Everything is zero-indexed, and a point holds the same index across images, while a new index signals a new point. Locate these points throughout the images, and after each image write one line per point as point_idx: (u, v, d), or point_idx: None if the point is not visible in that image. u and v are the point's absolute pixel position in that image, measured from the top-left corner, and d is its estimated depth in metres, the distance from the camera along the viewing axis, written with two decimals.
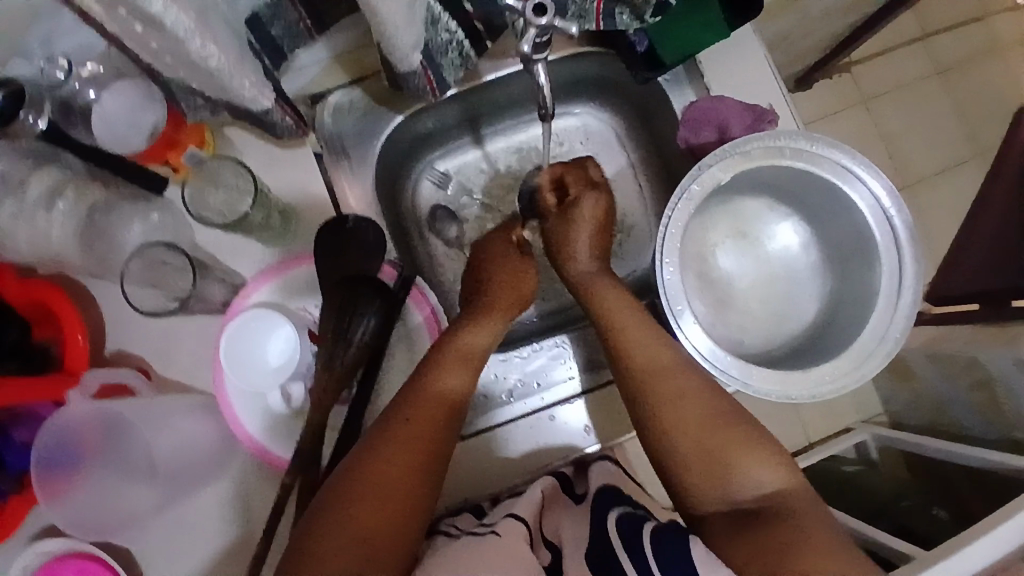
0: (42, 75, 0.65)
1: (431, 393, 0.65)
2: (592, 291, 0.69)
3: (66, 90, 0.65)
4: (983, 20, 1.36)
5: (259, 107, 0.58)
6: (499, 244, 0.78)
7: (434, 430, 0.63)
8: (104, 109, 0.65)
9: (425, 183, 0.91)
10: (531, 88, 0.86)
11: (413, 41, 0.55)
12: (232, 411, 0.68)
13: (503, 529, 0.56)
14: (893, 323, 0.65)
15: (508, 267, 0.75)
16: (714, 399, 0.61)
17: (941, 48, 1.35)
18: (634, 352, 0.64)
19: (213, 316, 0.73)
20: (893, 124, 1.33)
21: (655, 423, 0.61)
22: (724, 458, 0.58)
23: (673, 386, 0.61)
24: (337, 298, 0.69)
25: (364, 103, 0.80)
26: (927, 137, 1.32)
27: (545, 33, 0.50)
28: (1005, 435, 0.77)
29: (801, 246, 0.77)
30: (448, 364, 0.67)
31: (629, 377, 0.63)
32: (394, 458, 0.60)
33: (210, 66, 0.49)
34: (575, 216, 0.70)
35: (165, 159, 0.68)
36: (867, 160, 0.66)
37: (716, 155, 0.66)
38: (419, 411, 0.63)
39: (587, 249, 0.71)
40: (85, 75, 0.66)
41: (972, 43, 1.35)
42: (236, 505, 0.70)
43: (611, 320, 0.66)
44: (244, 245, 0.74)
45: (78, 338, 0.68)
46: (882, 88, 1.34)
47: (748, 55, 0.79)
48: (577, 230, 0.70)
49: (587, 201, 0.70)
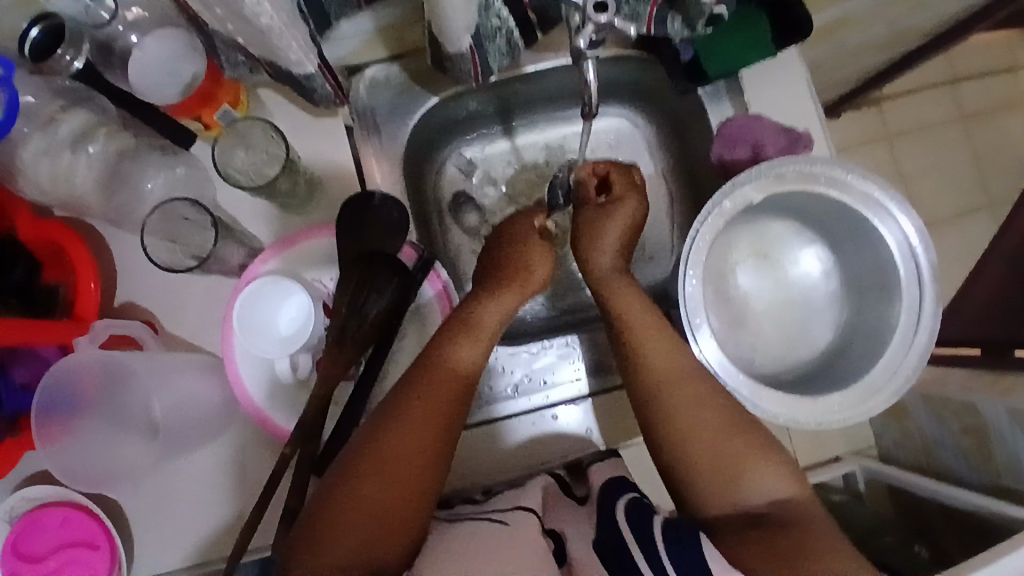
0: (86, 12, 0.62)
1: (443, 375, 0.66)
2: (613, 288, 0.69)
3: (109, 31, 0.64)
4: (1012, 72, 1.35)
5: (301, 71, 0.57)
6: (523, 226, 0.75)
7: (442, 412, 0.64)
8: (143, 53, 0.65)
9: (449, 167, 0.91)
10: (568, 84, 0.86)
11: (465, 24, 0.54)
12: (239, 375, 0.68)
13: (514, 519, 0.61)
14: (906, 359, 0.65)
15: (534, 253, 0.73)
16: (729, 409, 0.62)
17: (971, 93, 1.35)
18: (651, 362, 0.65)
19: (228, 278, 0.73)
20: (915, 164, 1.33)
21: (667, 425, 0.62)
22: (732, 467, 0.60)
23: (690, 392, 0.63)
24: (356, 274, 0.68)
25: (400, 79, 0.79)
26: (945, 180, 1.33)
27: (604, 30, 0.49)
28: (990, 481, 0.76)
29: (822, 274, 0.77)
30: (461, 345, 0.67)
31: (643, 388, 0.64)
32: (403, 440, 0.62)
33: (261, 23, 0.47)
34: (614, 213, 0.70)
35: (198, 115, 0.67)
36: (902, 196, 0.66)
37: (752, 173, 0.65)
38: (428, 393, 0.64)
39: (615, 248, 0.71)
40: (129, 19, 0.65)
41: (1002, 92, 1.35)
42: (231, 468, 0.70)
43: (631, 322, 0.67)
44: (265, 211, 0.74)
45: (90, 283, 0.68)
46: (909, 125, 1.34)
47: (790, 76, 0.78)
48: (611, 226, 0.70)
49: (625, 201, 0.71)
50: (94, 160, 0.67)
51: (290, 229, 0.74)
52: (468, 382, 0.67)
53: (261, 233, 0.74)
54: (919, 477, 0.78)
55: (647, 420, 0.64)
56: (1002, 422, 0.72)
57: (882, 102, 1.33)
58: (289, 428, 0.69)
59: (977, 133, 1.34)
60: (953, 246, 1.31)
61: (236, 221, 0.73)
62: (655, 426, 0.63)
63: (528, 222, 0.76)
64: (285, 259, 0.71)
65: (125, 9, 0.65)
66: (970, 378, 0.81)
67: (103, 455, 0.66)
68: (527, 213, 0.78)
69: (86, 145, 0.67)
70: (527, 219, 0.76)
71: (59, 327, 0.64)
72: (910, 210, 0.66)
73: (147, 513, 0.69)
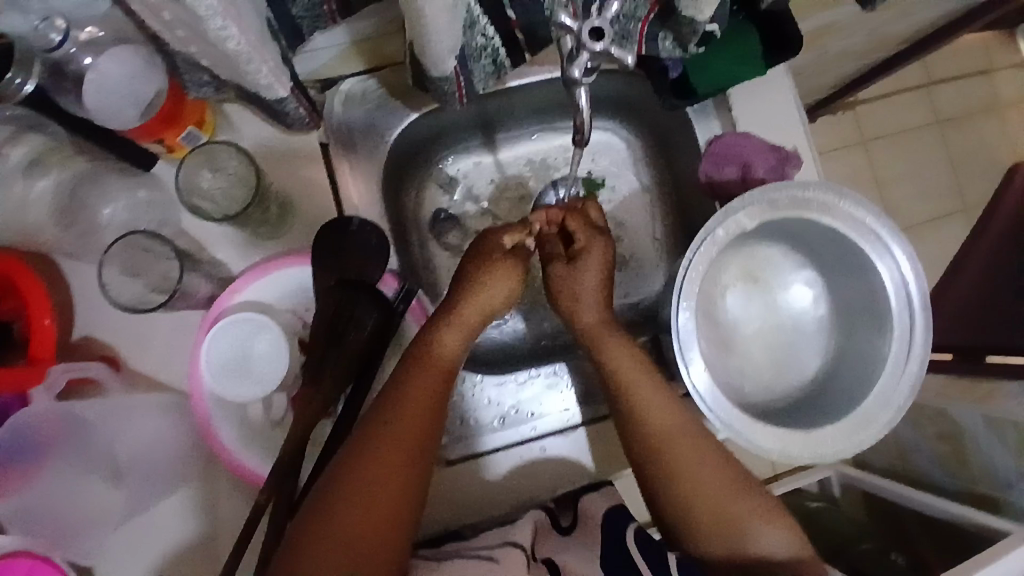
0: (34, 32, 0.53)
1: (416, 395, 0.61)
2: (598, 343, 0.66)
3: (59, 53, 0.55)
4: (987, 75, 1.37)
5: (273, 95, 0.53)
6: (491, 247, 0.66)
7: (416, 439, 0.60)
8: (102, 77, 0.57)
9: (430, 184, 0.85)
10: (551, 97, 0.82)
11: (450, 47, 0.51)
12: (207, 417, 0.63)
13: (502, 555, 0.59)
14: (898, 389, 0.64)
15: (493, 282, 0.64)
16: (722, 468, 0.63)
17: (944, 99, 1.35)
18: (639, 422, 0.64)
19: (195, 311, 0.68)
20: (892, 168, 1.33)
21: (662, 488, 0.62)
22: (727, 515, 0.61)
23: (684, 455, 0.62)
24: (331, 309, 0.64)
25: (378, 93, 0.74)
26: (920, 185, 1.34)
27: (598, 58, 0.47)
28: (966, 487, 0.78)
29: (812, 300, 0.75)
30: (429, 367, 0.62)
31: (638, 444, 0.64)
32: (376, 470, 0.58)
33: (228, 49, 0.43)
34: (584, 267, 0.66)
35: (161, 138, 0.61)
36: (899, 230, 0.65)
37: (745, 200, 0.64)
38: (400, 417, 0.60)
39: (595, 300, 0.67)
40: (81, 39, 0.56)
41: (974, 98, 1.36)
42: (200, 516, 0.65)
43: (622, 377, 0.64)
44: (234, 237, 0.69)
45: (44, 321, 0.60)
46: (883, 129, 1.33)
47: (778, 93, 0.77)
48: (582, 282, 0.66)
49: (591, 256, 0.66)
50: (57, 190, 0.66)
51: (258, 254, 0.70)
52: (441, 404, 0.62)
53: (229, 260, 0.69)
54: (896, 484, 0.79)
55: (643, 479, 0.64)
56: (979, 429, 0.74)
57: (859, 107, 1.32)
58: (263, 473, 0.64)
59: (951, 134, 1.35)
60: (930, 251, 1.32)
61: (203, 247, 0.68)
62: (650, 487, 0.63)
63: (497, 242, 0.66)
64: (256, 289, 0.67)
65: (77, 28, 0.56)
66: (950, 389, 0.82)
67: (68, 505, 0.63)
68: (500, 228, 0.68)
69: (50, 177, 0.65)
70: (497, 238, 0.66)
71: (17, 373, 0.58)
72: (906, 244, 0.65)
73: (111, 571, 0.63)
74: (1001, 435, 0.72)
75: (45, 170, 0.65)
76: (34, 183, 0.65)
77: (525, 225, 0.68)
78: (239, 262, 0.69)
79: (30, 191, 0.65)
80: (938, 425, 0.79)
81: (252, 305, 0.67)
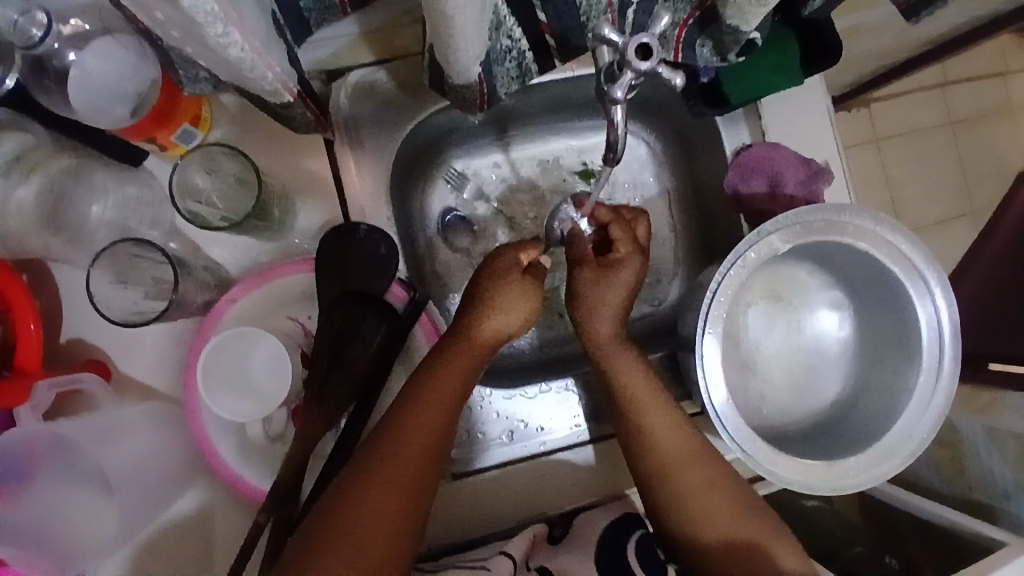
0: (13, 29, 0.50)
1: (445, 378, 0.59)
2: (612, 357, 0.62)
3: (41, 50, 0.51)
4: (1004, 77, 1.22)
5: (278, 100, 0.51)
6: (505, 262, 0.62)
7: (415, 476, 0.56)
8: (88, 75, 0.53)
9: (439, 181, 0.80)
10: (573, 93, 0.77)
11: (477, 55, 0.47)
12: (205, 432, 0.60)
13: (493, 564, 0.57)
14: (921, 422, 0.62)
15: (511, 297, 0.61)
16: (731, 495, 0.60)
17: (959, 97, 1.20)
18: (649, 450, 0.61)
19: (191, 318, 0.65)
20: (902, 168, 1.18)
21: (668, 507, 0.60)
22: (745, 542, 0.58)
23: (695, 478, 0.60)
24: (338, 322, 0.62)
25: (387, 86, 0.69)
26: (933, 190, 1.19)
27: (642, 77, 0.45)
28: (961, 494, 0.75)
29: (835, 328, 0.74)
30: (435, 391, 0.59)
31: (647, 473, 0.61)
32: (370, 505, 0.54)
33: (230, 54, 0.40)
34: (614, 278, 0.61)
35: (152, 137, 0.57)
36: (941, 266, 0.62)
37: (778, 222, 0.61)
38: (397, 452, 0.56)
39: (615, 314, 0.62)
40: (65, 33, 0.52)
41: (989, 101, 1.21)
42: (198, 532, 0.63)
43: (634, 401, 0.62)
44: (235, 240, 0.66)
45: (29, 325, 0.58)
46: (899, 126, 1.18)
47: (810, 101, 0.73)
48: (608, 293, 0.61)
49: (626, 265, 0.61)
50: (39, 196, 0.60)
51: (260, 255, 0.67)
52: (443, 438, 0.59)
53: (228, 265, 0.66)
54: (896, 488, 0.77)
55: (650, 497, 0.61)
56: (977, 437, 0.74)
57: (873, 104, 1.17)
58: (263, 488, 0.61)
59: (963, 138, 1.20)
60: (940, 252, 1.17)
61: (196, 247, 0.65)
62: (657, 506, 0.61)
63: (513, 257, 0.63)
64: (254, 300, 0.64)
65: (60, 21, 0.52)
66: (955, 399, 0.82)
67: (59, 522, 0.56)
68: (514, 244, 0.65)
69: (33, 181, 0.60)
70: (513, 252, 0.63)
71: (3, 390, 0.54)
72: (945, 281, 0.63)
73: None
74: (1001, 446, 0.71)
75: (27, 175, 0.59)
76: (13, 191, 0.59)
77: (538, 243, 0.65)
78: (239, 264, 0.67)
79: (8, 200, 0.59)
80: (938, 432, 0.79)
81: (252, 312, 0.64)
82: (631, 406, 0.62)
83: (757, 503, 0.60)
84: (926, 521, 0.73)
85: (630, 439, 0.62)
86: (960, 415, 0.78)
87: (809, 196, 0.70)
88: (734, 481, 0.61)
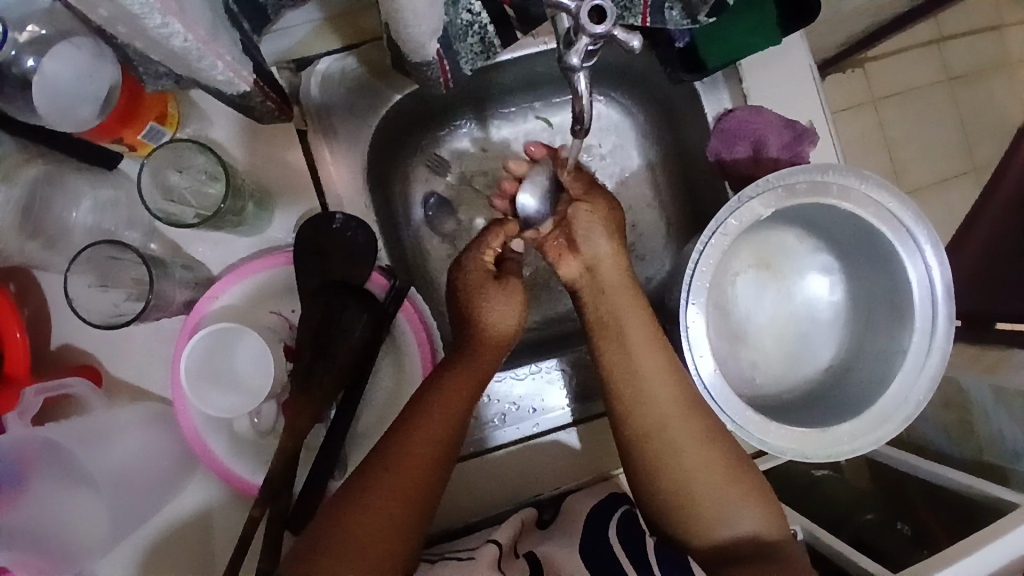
0: None
1: (468, 366, 0.61)
2: (602, 287, 0.62)
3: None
4: (999, 31, 1.18)
5: (235, 90, 0.50)
6: (470, 275, 0.63)
7: (423, 465, 0.57)
8: (47, 80, 0.52)
9: (420, 166, 0.79)
10: (550, 68, 0.75)
11: (430, 30, 0.47)
12: (195, 428, 0.61)
13: (480, 552, 0.55)
14: (917, 383, 0.61)
15: (493, 299, 0.62)
16: (714, 451, 0.59)
17: (954, 54, 1.17)
18: (637, 406, 0.60)
19: (173, 317, 0.65)
20: (900, 128, 1.15)
21: (645, 451, 0.59)
22: (728, 501, 0.58)
23: (673, 439, 0.59)
24: (318, 314, 0.62)
25: (357, 73, 0.68)
26: (933, 147, 1.16)
27: (599, 42, 0.44)
28: (972, 456, 0.74)
29: (831, 294, 0.73)
30: (446, 393, 0.59)
31: (660, 496, 0.59)
32: (377, 508, 0.54)
33: (174, 46, 0.41)
34: (597, 215, 0.62)
35: (120, 137, 0.57)
36: (931, 225, 0.61)
37: (759, 186, 0.60)
38: (408, 446, 0.57)
39: (605, 236, 0.62)
40: (23, 40, 0.51)
41: (987, 53, 1.18)
42: (194, 526, 0.63)
43: (622, 354, 0.61)
44: (212, 237, 0.66)
45: (14, 334, 0.58)
46: (894, 87, 1.15)
47: (792, 62, 0.71)
48: (588, 231, 0.62)
49: (592, 204, 0.63)
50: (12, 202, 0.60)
51: (240, 252, 0.66)
52: (451, 443, 0.59)
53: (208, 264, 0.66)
54: (905, 455, 0.75)
55: (629, 439, 0.60)
56: (987, 401, 0.73)
57: (867, 63, 1.14)
58: (256, 482, 0.62)
59: (960, 94, 1.17)
60: (940, 213, 1.13)
61: (178, 247, 0.65)
62: (634, 447, 0.60)
63: (478, 264, 0.63)
64: (234, 295, 0.64)
65: (16, 28, 0.51)
66: (955, 359, 0.80)
67: None
68: (474, 247, 0.64)
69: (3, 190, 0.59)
70: (476, 258, 0.63)
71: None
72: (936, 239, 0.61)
73: None
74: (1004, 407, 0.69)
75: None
76: None
77: (499, 231, 0.64)
78: (220, 261, 0.66)
79: None
80: (943, 395, 0.78)
81: (235, 308, 0.64)
82: (608, 365, 0.61)
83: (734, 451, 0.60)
84: (933, 485, 0.71)
85: (650, 470, 0.59)
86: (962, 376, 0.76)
87: (795, 159, 0.68)
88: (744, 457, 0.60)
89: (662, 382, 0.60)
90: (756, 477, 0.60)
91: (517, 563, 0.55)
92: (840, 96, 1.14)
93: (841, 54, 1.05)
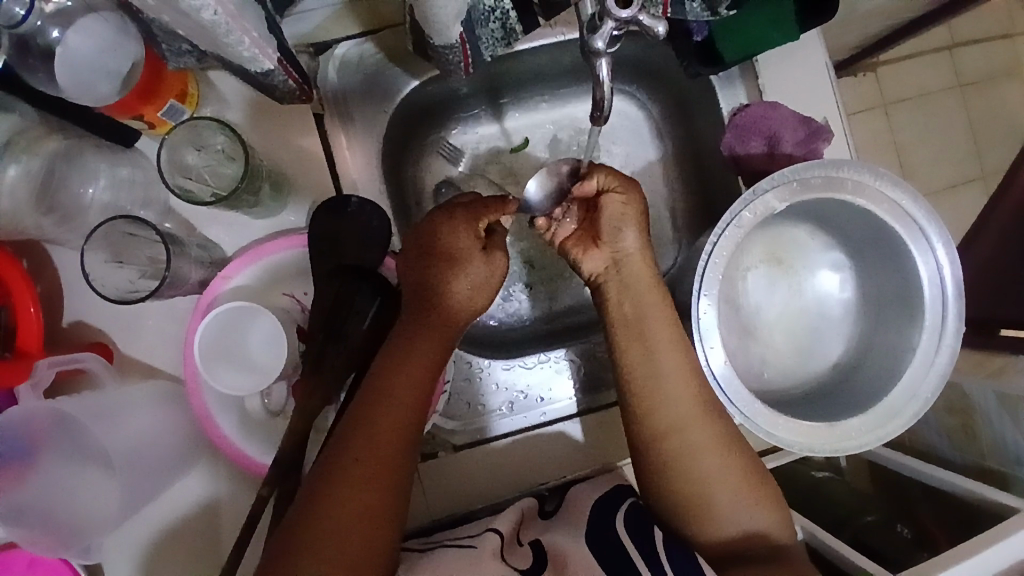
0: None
1: (434, 335, 0.60)
2: (628, 283, 0.62)
3: (24, 28, 0.50)
4: (1011, 38, 1.18)
5: (258, 67, 0.51)
6: (455, 234, 0.60)
7: (402, 435, 0.57)
8: (71, 51, 0.52)
9: (433, 154, 0.79)
10: (566, 59, 0.75)
11: (456, 13, 0.48)
12: (206, 406, 0.61)
13: (480, 542, 0.56)
14: (925, 381, 0.61)
15: (467, 269, 0.61)
16: (725, 447, 0.59)
17: (966, 60, 1.17)
18: (655, 399, 0.60)
19: (187, 296, 0.65)
20: (910, 132, 1.15)
21: (656, 441, 0.60)
22: (739, 501, 0.58)
23: (688, 435, 0.59)
24: (331, 295, 0.62)
25: (375, 58, 0.68)
26: (942, 153, 1.16)
27: (624, 27, 0.45)
28: (974, 460, 0.74)
29: (839, 292, 0.73)
30: (418, 358, 0.59)
31: (673, 494, 0.59)
32: (353, 500, 0.54)
33: (203, 19, 0.41)
34: (627, 219, 0.62)
35: (140, 114, 0.58)
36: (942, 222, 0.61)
37: (773, 179, 0.60)
38: (388, 414, 0.57)
39: (635, 233, 0.62)
40: (48, 10, 0.51)
41: (1000, 60, 1.17)
42: (203, 504, 0.64)
43: (642, 337, 0.61)
44: (227, 218, 0.66)
45: (28, 308, 0.59)
46: (906, 91, 1.15)
47: (808, 59, 0.71)
48: (618, 225, 0.62)
49: (626, 196, 0.62)
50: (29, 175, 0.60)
51: (255, 234, 0.67)
52: (420, 409, 0.59)
53: (222, 244, 0.66)
54: (905, 458, 0.74)
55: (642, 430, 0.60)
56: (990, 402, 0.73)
57: (879, 67, 1.14)
58: (265, 462, 0.62)
59: (972, 101, 1.17)
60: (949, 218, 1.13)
61: (192, 227, 0.66)
62: (646, 440, 0.60)
63: (466, 227, 0.60)
64: (248, 276, 0.64)
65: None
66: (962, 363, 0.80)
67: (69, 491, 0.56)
68: (469, 207, 0.61)
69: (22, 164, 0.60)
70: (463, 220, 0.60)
71: None
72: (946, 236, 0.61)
73: (114, 554, 0.63)
74: (1012, 410, 0.69)
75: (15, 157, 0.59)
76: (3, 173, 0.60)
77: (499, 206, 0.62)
78: (234, 242, 0.67)
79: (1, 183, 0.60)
80: (949, 398, 0.78)
81: (248, 288, 0.64)
82: (624, 354, 0.61)
83: (745, 451, 0.60)
84: (935, 487, 0.70)
85: (665, 467, 0.59)
86: (969, 379, 0.76)
87: (809, 155, 0.68)
88: (755, 459, 0.60)
89: (681, 380, 0.60)
90: (766, 477, 0.60)
91: (519, 551, 0.56)
92: (852, 98, 1.14)
93: (853, 55, 1.05)
